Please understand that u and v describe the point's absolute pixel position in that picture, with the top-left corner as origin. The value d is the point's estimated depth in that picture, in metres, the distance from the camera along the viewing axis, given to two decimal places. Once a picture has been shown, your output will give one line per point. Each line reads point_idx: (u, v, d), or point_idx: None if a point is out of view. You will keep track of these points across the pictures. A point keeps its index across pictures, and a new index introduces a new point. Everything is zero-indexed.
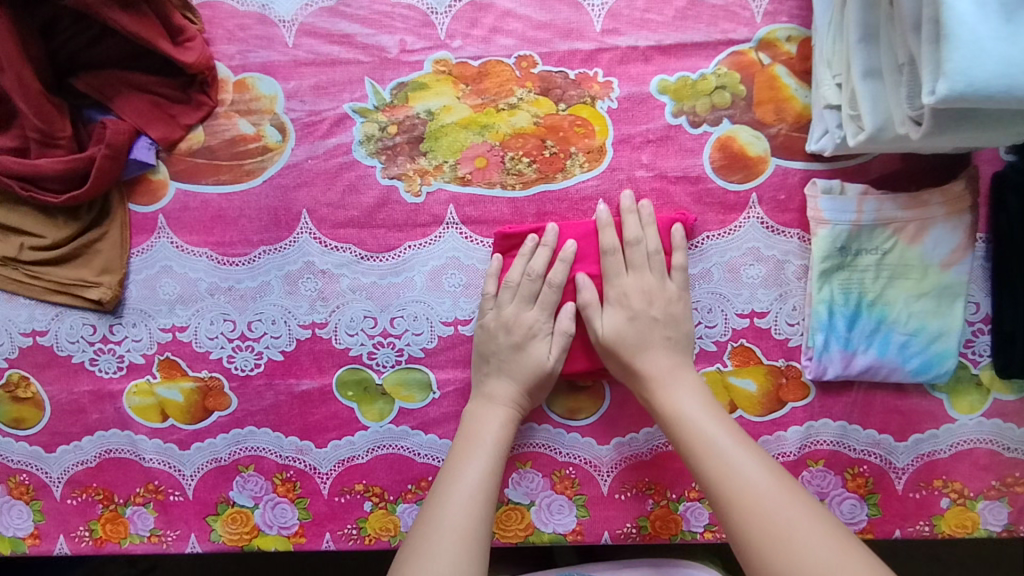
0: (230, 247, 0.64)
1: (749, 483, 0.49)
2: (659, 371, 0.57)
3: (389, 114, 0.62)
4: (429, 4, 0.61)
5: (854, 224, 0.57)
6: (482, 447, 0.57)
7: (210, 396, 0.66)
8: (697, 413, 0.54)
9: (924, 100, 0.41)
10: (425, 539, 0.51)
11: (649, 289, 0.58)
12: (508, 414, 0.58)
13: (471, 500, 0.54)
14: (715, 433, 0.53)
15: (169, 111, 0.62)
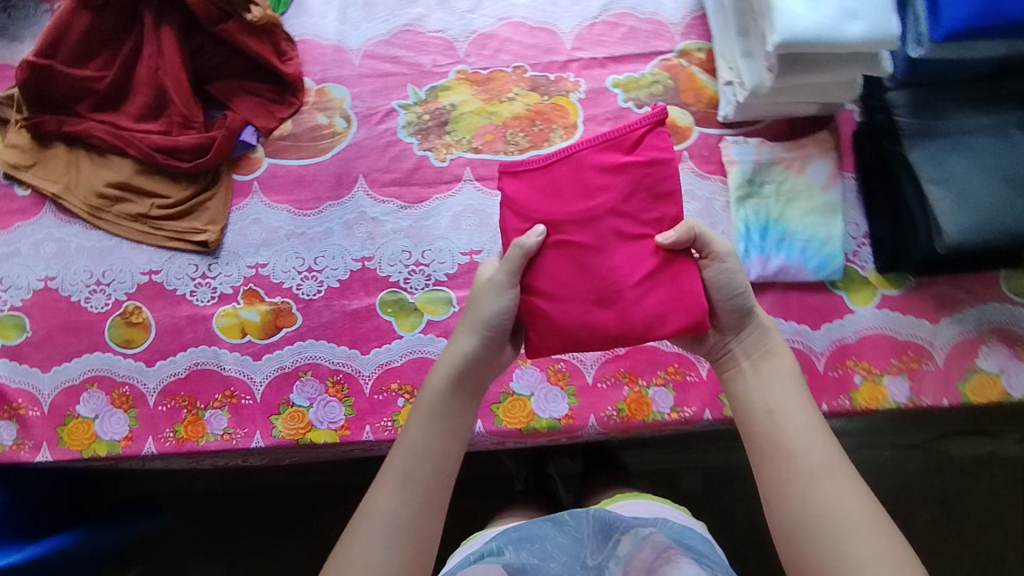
0: (304, 202, 0.87)
1: (822, 502, 0.57)
2: (768, 382, 0.65)
3: (424, 107, 0.87)
4: (453, 35, 0.88)
5: (755, 163, 0.80)
6: (425, 415, 0.65)
7: (280, 316, 0.85)
8: (802, 419, 0.61)
9: (769, 49, 0.66)
10: (361, 521, 0.61)
11: (752, 339, 0.66)
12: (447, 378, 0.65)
13: (412, 467, 0.62)
14: (809, 432, 0.61)
15: (269, 109, 0.87)
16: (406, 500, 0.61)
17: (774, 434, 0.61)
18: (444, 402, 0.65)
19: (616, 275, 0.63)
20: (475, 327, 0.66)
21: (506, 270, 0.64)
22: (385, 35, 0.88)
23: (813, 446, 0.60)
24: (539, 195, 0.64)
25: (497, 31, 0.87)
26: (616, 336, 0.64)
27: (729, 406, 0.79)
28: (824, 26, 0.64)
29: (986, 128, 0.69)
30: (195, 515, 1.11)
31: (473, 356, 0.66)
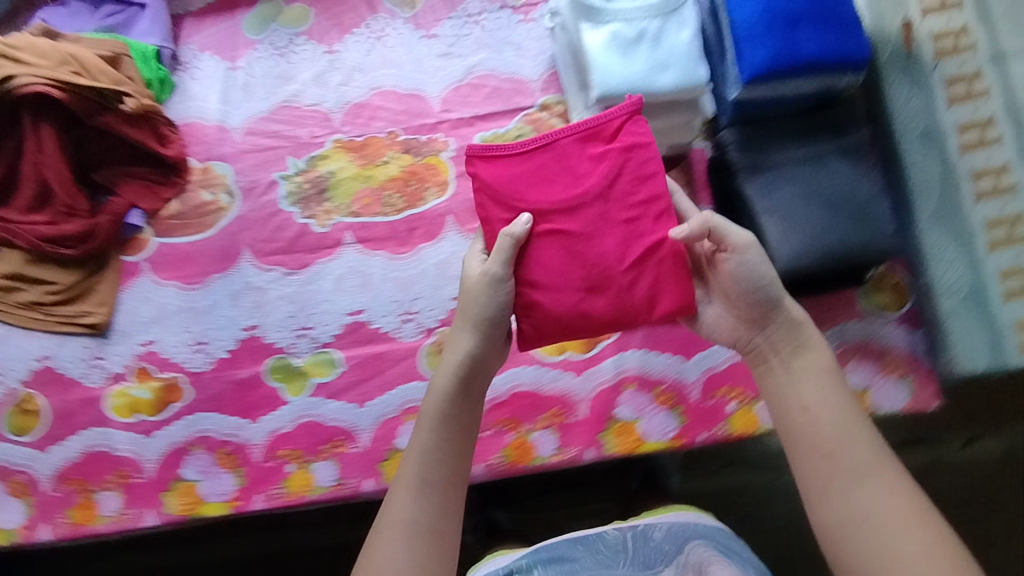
0: (192, 277, 0.89)
1: (869, 513, 0.51)
2: (805, 379, 0.58)
3: (303, 176, 0.91)
4: (328, 107, 0.92)
5: None
6: (427, 422, 0.59)
7: (171, 392, 0.86)
8: (840, 417, 0.55)
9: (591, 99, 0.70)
10: (378, 534, 0.55)
11: (783, 334, 0.60)
12: (444, 380, 0.61)
13: (428, 476, 0.57)
14: (849, 434, 0.54)
15: (154, 190, 0.90)
16: (417, 513, 0.55)
17: (811, 437, 0.55)
18: (454, 403, 0.60)
19: (605, 260, 0.65)
20: (473, 325, 0.63)
21: (498, 264, 0.64)
22: (264, 111, 0.93)
23: (855, 449, 0.53)
24: (518, 183, 0.65)
25: (370, 100, 0.92)
26: (614, 318, 0.66)
27: (610, 444, 0.81)
28: (639, 79, 0.68)
29: (808, 157, 0.73)
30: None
31: (473, 353, 0.62)
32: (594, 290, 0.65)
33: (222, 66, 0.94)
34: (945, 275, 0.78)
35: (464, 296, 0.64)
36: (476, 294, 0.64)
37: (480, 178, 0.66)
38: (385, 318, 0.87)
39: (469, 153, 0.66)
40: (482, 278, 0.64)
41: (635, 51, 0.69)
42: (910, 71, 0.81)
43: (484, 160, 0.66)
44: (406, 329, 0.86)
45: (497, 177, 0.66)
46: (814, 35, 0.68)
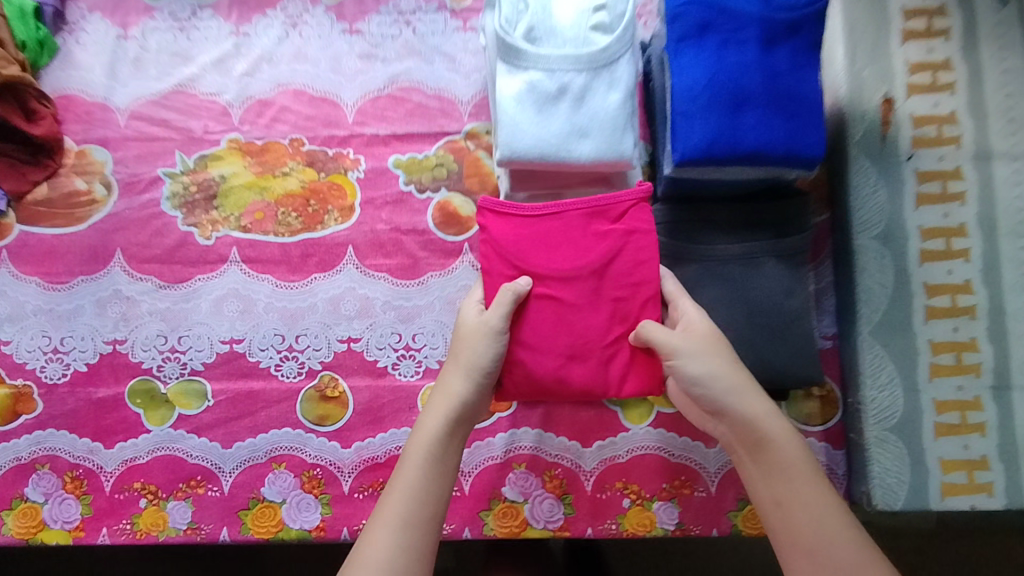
0: (56, 276, 0.80)
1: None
2: (769, 479, 0.55)
3: (190, 177, 0.80)
4: (227, 100, 0.81)
5: None
6: (413, 464, 0.56)
7: (21, 401, 0.78)
8: (830, 521, 0.52)
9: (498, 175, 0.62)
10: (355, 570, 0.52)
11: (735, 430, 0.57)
12: (437, 422, 0.58)
13: (409, 500, 0.55)
14: (821, 538, 0.52)
15: (20, 170, 0.80)
16: (404, 536, 0.53)
17: (790, 541, 0.53)
18: (444, 439, 0.58)
19: (594, 336, 0.62)
20: (467, 369, 0.60)
21: (498, 317, 0.60)
22: (155, 95, 0.82)
23: (836, 553, 0.51)
24: (526, 243, 0.62)
25: (275, 98, 0.80)
26: (589, 392, 0.62)
27: (489, 525, 0.74)
28: (553, 144, 0.57)
29: (738, 255, 0.63)
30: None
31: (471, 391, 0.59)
32: (577, 360, 0.62)
33: (111, 33, 0.83)
34: (877, 399, 0.69)
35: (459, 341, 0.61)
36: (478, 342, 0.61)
37: (489, 231, 0.62)
38: (264, 352, 0.78)
39: (482, 205, 0.62)
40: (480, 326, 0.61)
41: (552, 108, 0.57)
42: (881, 157, 0.71)
43: (497, 215, 0.62)
44: (286, 367, 0.78)
45: (502, 232, 0.62)
46: (762, 118, 0.56)
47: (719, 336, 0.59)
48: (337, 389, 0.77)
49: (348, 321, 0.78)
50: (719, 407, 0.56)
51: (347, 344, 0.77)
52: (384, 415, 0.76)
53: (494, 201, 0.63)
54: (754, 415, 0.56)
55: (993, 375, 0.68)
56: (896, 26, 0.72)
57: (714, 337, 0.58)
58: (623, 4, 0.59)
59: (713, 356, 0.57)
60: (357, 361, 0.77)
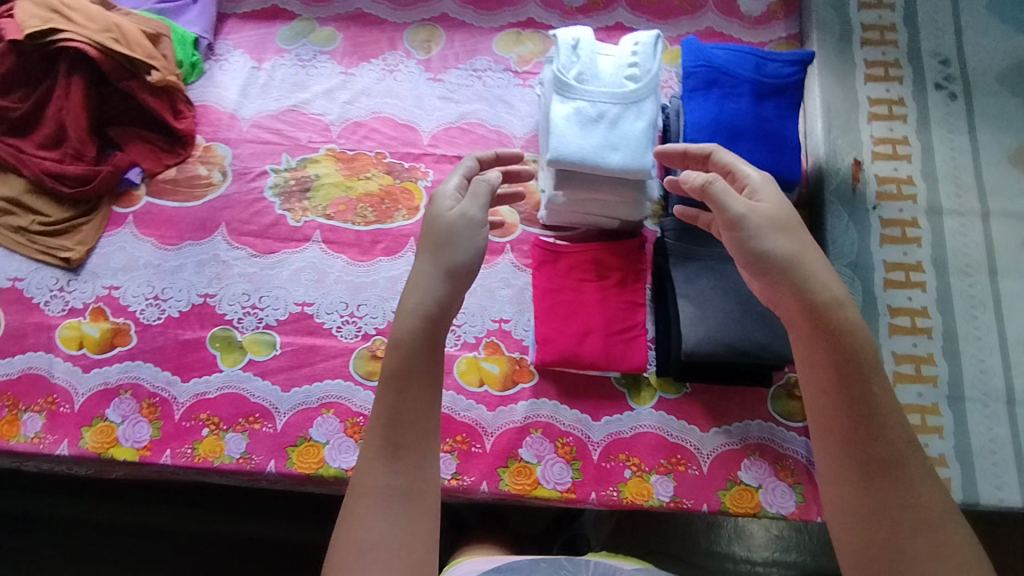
0: (168, 238, 0.97)
1: (841, 508, 0.58)
2: (824, 355, 0.61)
3: (291, 174, 1.00)
4: (331, 120, 1.02)
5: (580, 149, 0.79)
6: (389, 445, 0.61)
7: (118, 335, 0.93)
8: (880, 417, 0.58)
9: (542, 216, 0.93)
10: (344, 544, 0.58)
11: (775, 266, 0.65)
12: (416, 327, 0.63)
13: (393, 454, 0.60)
14: (871, 397, 0.59)
15: (158, 155, 1.00)
16: (377, 536, 0.58)
17: (827, 421, 0.60)
18: (416, 369, 0.62)
19: (597, 324, 0.85)
20: (442, 264, 0.66)
21: (475, 206, 0.71)
22: (274, 111, 1.03)
23: (886, 421, 0.58)
24: (559, 267, 0.89)
25: (368, 122, 1.02)
26: (596, 362, 0.84)
27: (504, 481, 0.84)
28: (590, 152, 0.77)
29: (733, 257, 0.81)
30: (19, 527, 1.12)
31: (440, 303, 0.65)
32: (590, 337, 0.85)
33: (248, 64, 1.06)
34: None
35: (436, 226, 0.69)
36: (451, 223, 0.69)
37: (535, 259, 0.90)
38: (329, 315, 0.93)
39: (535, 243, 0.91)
40: (453, 215, 0.69)
41: (592, 127, 0.78)
42: (852, 203, 0.90)
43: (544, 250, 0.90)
44: (345, 329, 0.92)
45: (543, 259, 0.89)
46: (753, 148, 0.77)
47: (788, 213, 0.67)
48: None
49: None
50: (779, 274, 0.64)
51: None
52: None
53: (541, 240, 0.91)
54: (824, 300, 0.62)
55: (948, 386, 0.82)
56: (864, 110, 0.94)
57: (787, 223, 0.66)
58: (651, 63, 0.82)
59: (782, 234, 0.65)
60: None
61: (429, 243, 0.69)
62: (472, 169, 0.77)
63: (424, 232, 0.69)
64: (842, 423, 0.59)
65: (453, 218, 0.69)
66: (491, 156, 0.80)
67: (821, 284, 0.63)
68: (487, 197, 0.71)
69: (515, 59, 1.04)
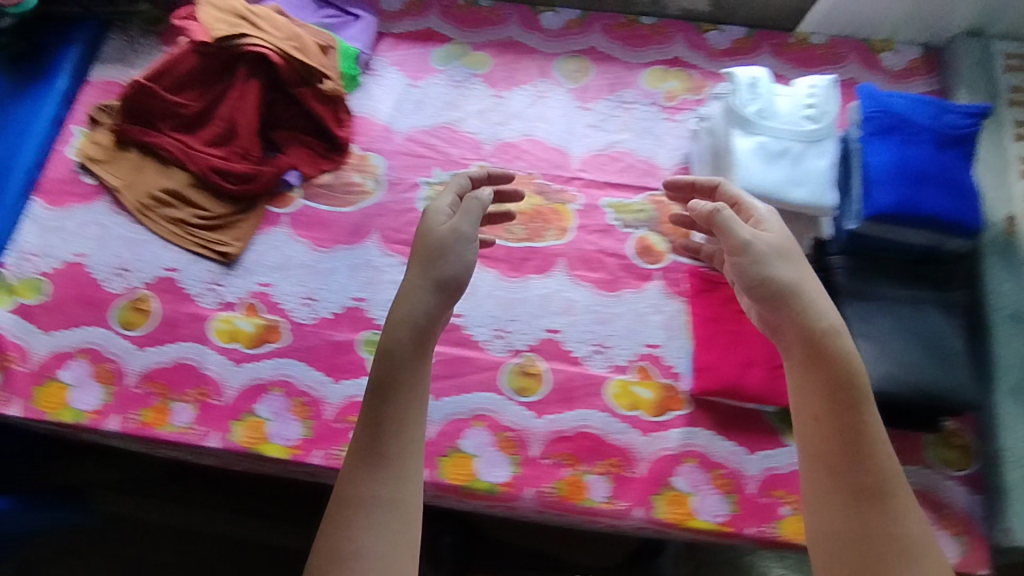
0: (322, 241, 0.99)
1: (829, 534, 0.63)
2: (818, 382, 0.68)
3: (444, 187, 1.02)
4: (482, 139, 1.05)
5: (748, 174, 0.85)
6: (382, 454, 0.65)
7: (270, 332, 0.93)
8: (866, 440, 0.65)
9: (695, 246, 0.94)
10: (340, 545, 0.61)
11: (774, 294, 0.72)
12: (404, 339, 0.69)
13: (387, 464, 0.65)
14: (863, 424, 0.66)
15: (316, 160, 1.02)
16: (372, 541, 0.62)
17: (819, 446, 0.67)
18: (405, 379, 0.68)
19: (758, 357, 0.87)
20: (432, 276, 0.73)
21: (467, 222, 0.77)
22: (428, 126, 1.06)
23: (875, 447, 0.65)
24: (716, 298, 0.91)
25: (519, 143, 1.05)
26: (757, 394, 0.86)
27: (659, 509, 0.83)
28: (776, 186, 0.79)
29: (907, 298, 0.84)
30: (104, 528, 1.10)
31: (429, 315, 0.71)
32: (750, 368, 0.86)
33: (404, 80, 1.09)
34: (1014, 446, 0.83)
35: (427, 240, 0.76)
36: (440, 237, 0.76)
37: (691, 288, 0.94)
38: (479, 327, 0.94)
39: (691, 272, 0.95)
40: (444, 231, 0.76)
41: (775, 163, 0.81)
42: (1010, 255, 0.91)
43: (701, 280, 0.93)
44: (495, 343, 0.93)
45: (701, 288, 0.93)
46: (937, 194, 0.80)
47: (790, 244, 0.74)
48: (536, 366, 0.91)
49: (553, 315, 0.95)
50: (781, 302, 0.71)
51: (549, 333, 0.94)
52: (574, 396, 0.90)
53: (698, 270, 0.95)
54: (821, 328, 0.69)
55: None
56: (1014, 166, 0.96)
57: (790, 254, 0.73)
58: (828, 106, 0.85)
59: (784, 262, 0.73)
60: (556, 348, 0.93)
61: (422, 256, 0.75)
62: (464, 187, 0.84)
63: (416, 244, 0.76)
64: (833, 448, 0.66)
65: (440, 233, 0.76)
66: (483, 173, 0.88)
67: (819, 313, 0.70)
68: (479, 213, 0.78)
69: (663, 94, 1.07)
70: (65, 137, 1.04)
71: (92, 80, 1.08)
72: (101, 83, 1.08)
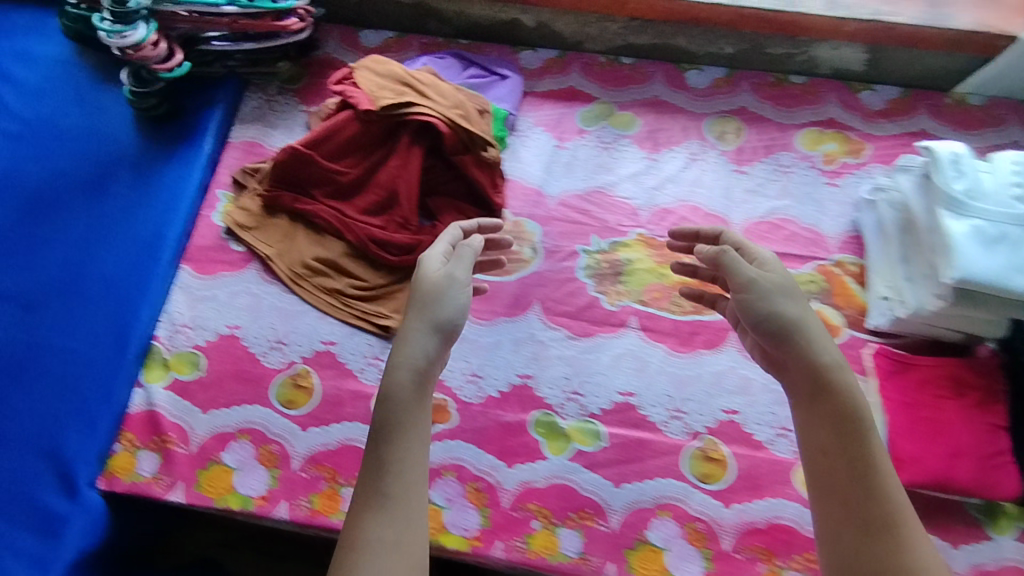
0: (484, 313, 0.96)
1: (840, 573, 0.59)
2: (821, 414, 0.66)
3: (603, 256, 0.99)
4: (638, 204, 1.03)
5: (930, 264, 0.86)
6: (384, 496, 0.58)
7: (438, 412, 0.90)
8: (873, 474, 0.62)
9: (876, 321, 0.91)
10: None
11: (776, 329, 0.70)
12: (411, 365, 0.63)
13: (387, 517, 0.57)
14: (872, 457, 0.63)
15: (470, 227, 0.99)
16: None
17: (826, 482, 0.63)
18: (404, 423, 0.61)
19: (964, 448, 0.81)
20: (429, 320, 0.66)
21: (461, 267, 0.71)
22: (581, 190, 1.04)
23: (887, 482, 0.62)
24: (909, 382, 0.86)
25: (676, 209, 1.02)
26: (968, 489, 0.80)
27: None
28: (999, 274, 0.76)
29: None
30: None
31: (430, 357, 0.64)
32: (958, 460, 0.81)
33: (550, 141, 1.07)
34: None
35: (424, 288, 0.69)
36: (439, 287, 0.68)
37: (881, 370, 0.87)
38: (654, 407, 0.90)
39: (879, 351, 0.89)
40: (442, 276, 0.70)
41: (994, 248, 0.77)
42: None
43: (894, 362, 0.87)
44: (672, 425, 0.89)
45: (892, 369, 0.87)
46: None
47: (792, 281, 0.72)
48: (719, 452, 0.88)
49: (730, 394, 0.91)
50: (786, 337, 0.69)
51: (728, 414, 0.90)
52: (761, 483, 0.86)
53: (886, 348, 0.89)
54: (826, 361, 0.67)
55: None
56: None
57: (794, 292, 0.71)
58: None
59: (789, 300, 0.71)
60: (737, 431, 0.89)
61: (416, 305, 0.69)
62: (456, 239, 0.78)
63: (409, 294, 0.70)
64: (843, 482, 0.62)
65: (430, 281, 0.69)
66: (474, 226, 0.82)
67: (823, 347, 0.68)
68: (472, 260, 0.73)
69: (822, 157, 1.05)
70: (209, 202, 1.01)
71: (233, 140, 1.05)
72: (242, 143, 1.05)
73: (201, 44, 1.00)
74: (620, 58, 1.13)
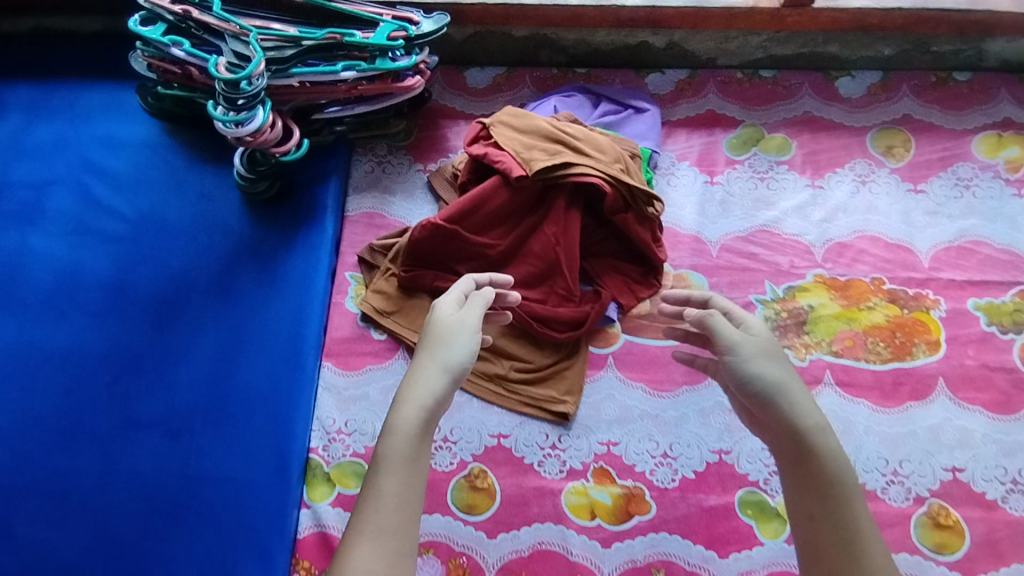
0: (661, 384, 0.87)
1: None
2: (800, 470, 0.62)
3: (781, 304, 0.89)
4: (810, 240, 0.93)
5: None
6: (380, 533, 0.57)
7: (634, 502, 0.81)
8: (854, 525, 0.59)
9: None
10: None
11: (755, 394, 0.65)
12: (415, 411, 0.63)
13: (387, 554, 0.57)
14: (855, 512, 0.60)
15: (632, 287, 0.90)
16: None
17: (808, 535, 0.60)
18: (412, 465, 0.61)
19: None
20: (440, 361, 0.66)
21: (474, 315, 0.71)
22: (743, 231, 0.93)
23: (867, 534, 0.59)
24: None
25: (853, 242, 0.93)
26: None
27: None
28: None
29: None
30: None
31: (437, 398, 0.64)
32: None
33: (699, 179, 0.96)
34: None
35: (435, 339, 0.68)
36: (453, 335, 0.68)
37: None
38: (869, 473, 0.82)
39: None
40: (454, 321, 0.70)
41: None
42: None
43: None
44: (892, 491, 0.81)
45: None
46: None
47: (775, 344, 0.68)
48: (950, 517, 0.79)
49: (951, 450, 0.83)
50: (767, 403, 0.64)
51: (952, 473, 0.82)
52: (1004, 550, 0.77)
53: None
54: (807, 425, 0.63)
55: None
56: None
57: (775, 353, 0.67)
58: None
59: (770, 361, 0.67)
60: (965, 491, 0.81)
61: (425, 347, 0.69)
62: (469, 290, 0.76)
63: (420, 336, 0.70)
64: (826, 537, 0.59)
65: (439, 329, 0.69)
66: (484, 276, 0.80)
67: (806, 412, 0.63)
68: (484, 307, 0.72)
69: (1005, 165, 0.95)
70: (339, 286, 0.92)
71: (352, 214, 0.95)
72: (363, 216, 0.94)
73: (317, 112, 0.91)
74: (760, 72, 1.03)
